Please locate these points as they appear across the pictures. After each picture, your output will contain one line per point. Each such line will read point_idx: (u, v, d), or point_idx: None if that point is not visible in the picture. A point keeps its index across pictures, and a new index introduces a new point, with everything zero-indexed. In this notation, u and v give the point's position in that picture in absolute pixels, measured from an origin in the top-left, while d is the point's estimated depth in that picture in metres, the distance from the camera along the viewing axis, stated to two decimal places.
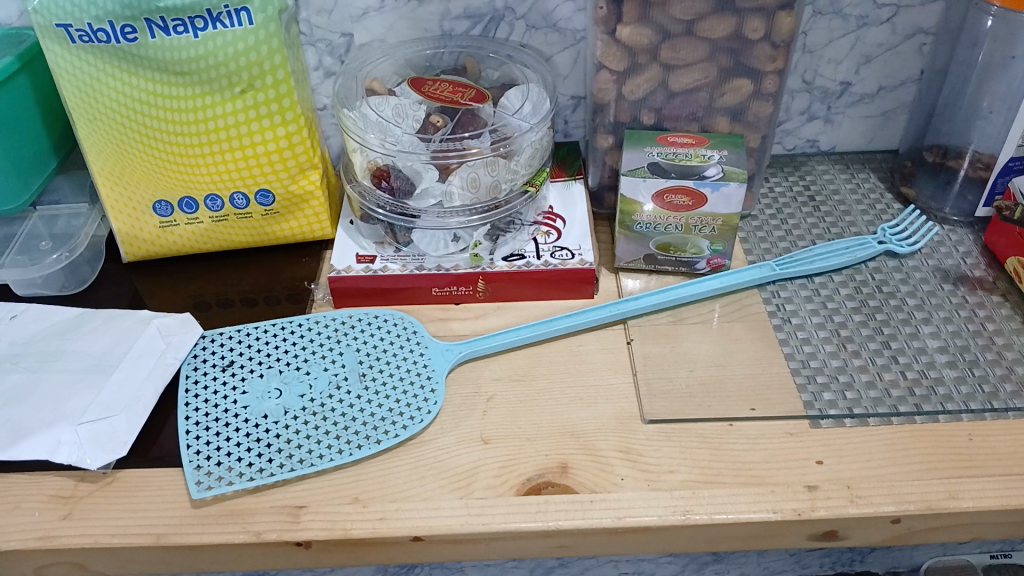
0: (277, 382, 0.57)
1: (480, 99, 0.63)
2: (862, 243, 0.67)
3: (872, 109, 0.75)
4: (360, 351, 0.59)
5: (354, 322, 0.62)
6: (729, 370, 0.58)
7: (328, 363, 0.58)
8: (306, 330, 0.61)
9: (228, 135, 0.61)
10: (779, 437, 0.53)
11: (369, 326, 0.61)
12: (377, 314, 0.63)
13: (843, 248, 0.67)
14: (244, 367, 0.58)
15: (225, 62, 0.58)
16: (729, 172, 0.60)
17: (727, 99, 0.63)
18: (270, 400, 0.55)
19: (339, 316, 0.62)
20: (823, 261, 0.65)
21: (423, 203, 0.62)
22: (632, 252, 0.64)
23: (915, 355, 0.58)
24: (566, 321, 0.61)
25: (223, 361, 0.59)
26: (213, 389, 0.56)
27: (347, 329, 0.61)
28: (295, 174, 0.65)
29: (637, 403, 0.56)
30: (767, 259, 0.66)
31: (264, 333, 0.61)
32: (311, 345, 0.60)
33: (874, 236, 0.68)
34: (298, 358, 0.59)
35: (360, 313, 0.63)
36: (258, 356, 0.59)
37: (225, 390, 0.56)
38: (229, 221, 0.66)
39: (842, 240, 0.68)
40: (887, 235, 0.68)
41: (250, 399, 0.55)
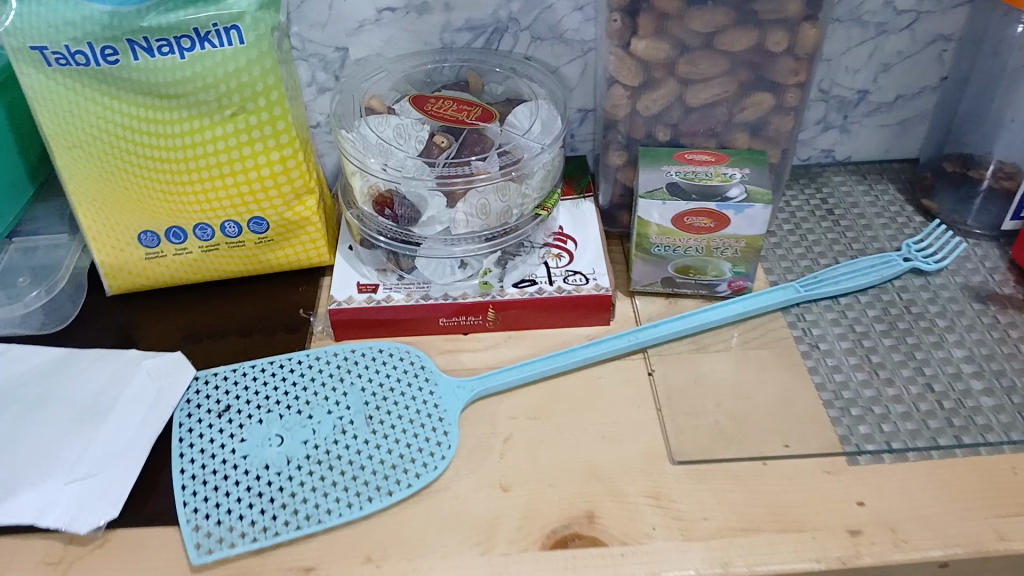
0: (277, 428, 0.53)
1: (487, 117, 0.60)
2: (887, 260, 0.64)
3: (889, 118, 0.72)
4: (366, 391, 0.56)
5: (357, 358, 0.58)
6: (758, 401, 0.55)
7: (332, 404, 0.55)
8: (306, 368, 0.57)
9: (218, 161, 0.57)
10: (815, 476, 0.50)
11: (374, 362, 0.58)
12: (381, 347, 0.59)
13: (867, 266, 0.64)
14: (241, 412, 0.54)
15: (214, 84, 0.54)
16: (753, 192, 0.57)
17: (747, 114, 0.59)
18: (271, 449, 0.52)
19: (342, 352, 0.58)
20: (848, 281, 0.62)
21: (429, 229, 0.57)
22: (650, 276, 0.61)
23: (951, 382, 0.56)
24: (583, 352, 0.58)
25: (219, 405, 0.55)
26: (209, 437, 0.53)
27: (350, 366, 0.57)
28: (290, 200, 0.61)
29: (663, 440, 0.53)
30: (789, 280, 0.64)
31: (261, 371, 0.57)
32: (313, 384, 0.56)
33: (899, 253, 0.65)
34: (299, 400, 0.55)
35: (363, 348, 0.59)
36: (255, 399, 0.55)
37: (222, 437, 0.52)
38: (220, 251, 0.62)
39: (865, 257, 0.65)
40: (912, 253, 0.65)
41: (249, 449, 0.52)
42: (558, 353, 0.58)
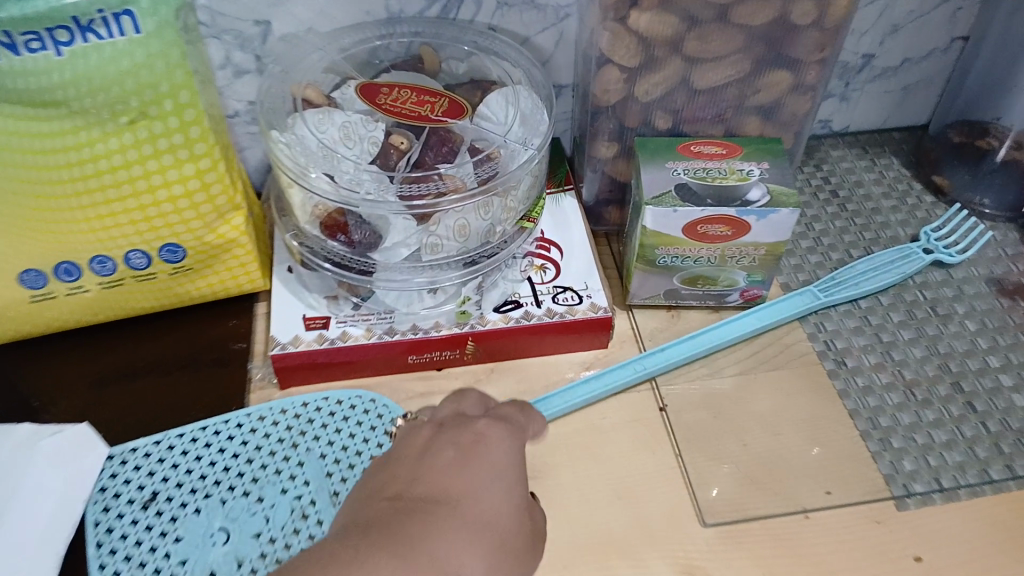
0: (220, 522, 0.43)
1: (455, 112, 0.49)
2: (907, 254, 0.58)
3: (893, 84, 0.64)
4: (326, 459, 0.46)
5: (310, 415, 0.48)
6: (788, 437, 0.48)
7: (286, 482, 0.45)
8: (249, 435, 0.47)
9: (116, 180, 0.44)
10: (863, 528, 0.44)
11: (332, 419, 0.48)
12: (339, 398, 0.49)
13: (887, 262, 0.57)
14: (173, 501, 0.44)
15: (105, 86, 0.41)
16: (777, 193, 0.48)
17: (762, 96, 0.50)
18: (216, 550, 0.42)
19: (291, 408, 0.49)
20: (870, 283, 0.56)
21: (394, 256, 0.46)
22: (652, 289, 0.53)
23: (992, 399, 0.50)
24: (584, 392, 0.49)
25: (144, 494, 0.45)
26: (136, 540, 0.43)
27: (302, 428, 0.48)
28: (211, 221, 0.49)
29: (689, 496, 0.45)
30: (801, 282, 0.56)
31: (193, 444, 0.47)
32: (259, 456, 0.46)
33: (917, 243, 0.58)
34: (244, 479, 0.45)
35: (316, 400, 0.49)
36: (189, 482, 0.45)
37: (152, 539, 0.43)
38: (125, 286, 0.50)
39: (882, 250, 0.58)
40: (933, 243, 0.58)
41: (188, 552, 0.42)
42: (553, 393, 0.49)
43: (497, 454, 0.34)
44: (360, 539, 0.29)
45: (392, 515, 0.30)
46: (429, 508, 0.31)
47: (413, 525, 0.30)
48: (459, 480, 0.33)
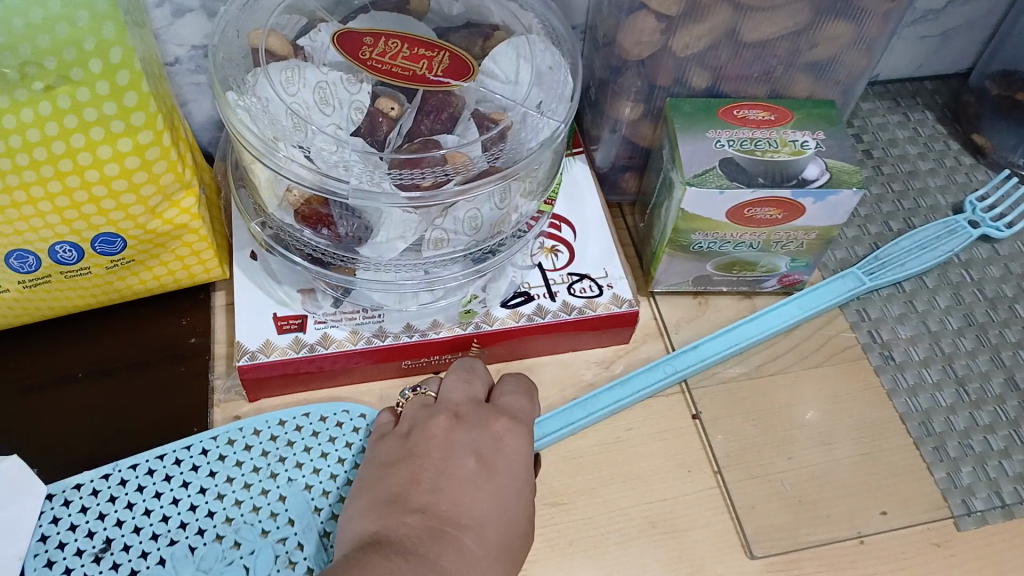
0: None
1: (458, 70, 0.39)
2: (953, 230, 0.52)
3: (933, 28, 0.57)
4: (313, 492, 0.39)
5: (290, 436, 0.41)
6: (836, 446, 0.43)
7: (266, 524, 0.38)
8: (218, 464, 0.39)
9: (31, 161, 0.34)
10: (925, 552, 0.39)
11: (317, 440, 0.41)
12: (323, 414, 0.42)
13: (931, 238, 0.52)
14: (131, 553, 0.37)
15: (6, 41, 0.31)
16: (836, 169, 0.41)
17: (818, 51, 0.42)
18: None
19: (267, 428, 0.41)
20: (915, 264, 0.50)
21: (388, 249, 0.38)
22: (680, 275, 0.46)
23: None
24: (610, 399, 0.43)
25: (95, 545, 0.37)
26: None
27: (282, 453, 0.40)
28: (157, 206, 0.39)
29: (734, 521, 0.40)
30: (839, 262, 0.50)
31: (150, 477, 0.39)
32: (232, 492, 0.39)
33: (960, 217, 0.53)
34: (215, 522, 0.38)
35: (295, 417, 0.41)
36: (149, 527, 0.37)
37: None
38: (51, 284, 0.40)
39: (924, 223, 0.53)
40: (978, 215, 0.53)
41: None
42: (575, 403, 0.43)
43: (517, 519, 0.35)
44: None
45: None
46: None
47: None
48: (488, 532, 0.34)
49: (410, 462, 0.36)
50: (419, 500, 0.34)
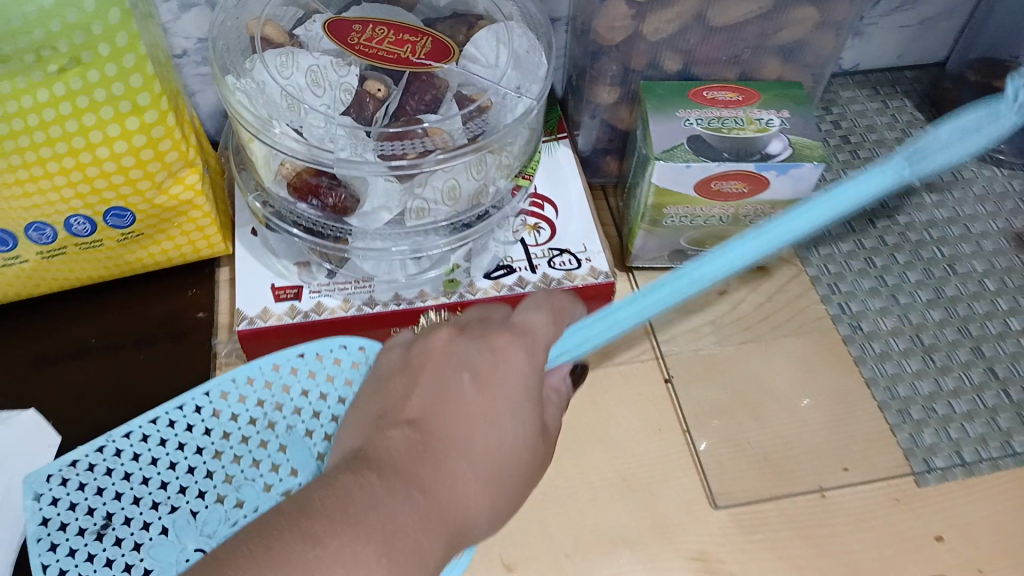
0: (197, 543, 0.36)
1: (440, 53, 0.42)
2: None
3: (911, 18, 0.59)
4: (313, 438, 0.40)
5: (285, 381, 0.41)
6: (801, 410, 0.45)
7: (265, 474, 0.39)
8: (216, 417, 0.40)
9: (47, 138, 0.38)
10: (885, 508, 0.41)
11: (313, 385, 0.41)
12: (318, 354, 0.42)
13: None
14: (134, 526, 0.37)
15: (26, 26, 0.34)
16: (799, 145, 0.43)
17: (784, 35, 0.45)
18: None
19: (263, 377, 0.41)
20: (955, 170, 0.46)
21: (374, 221, 0.41)
22: (656, 250, 0.48)
23: (1013, 364, 0.47)
24: None
25: (96, 521, 0.37)
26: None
27: (273, 400, 0.41)
28: (163, 181, 0.42)
29: (702, 481, 0.42)
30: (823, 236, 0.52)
31: (146, 440, 0.39)
32: (231, 446, 0.39)
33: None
34: (218, 481, 0.38)
35: (288, 359, 0.41)
36: (149, 497, 0.38)
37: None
38: (68, 255, 0.43)
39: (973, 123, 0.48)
40: None
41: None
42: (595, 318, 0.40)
43: (518, 436, 0.32)
44: (369, 535, 0.26)
45: (406, 515, 0.28)
46: (433, 514, 0.29)
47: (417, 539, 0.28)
48: (480, 446, 0.32)
49: (406, 378, 0.35)
50: (409, 417, 0.32)
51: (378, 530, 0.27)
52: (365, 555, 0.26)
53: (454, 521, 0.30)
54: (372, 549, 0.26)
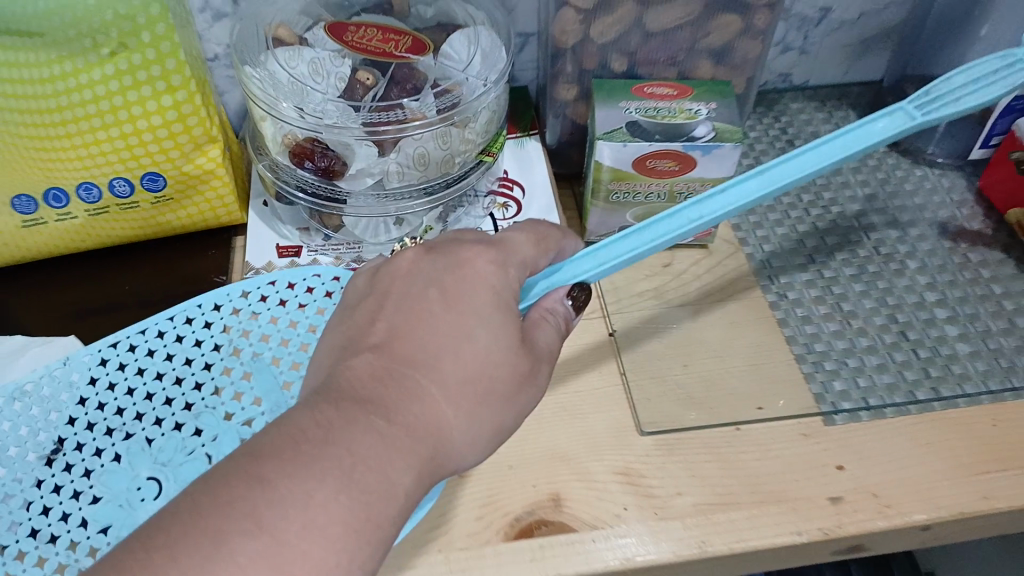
0: (148, 470, 0.44)
1: (418, 49, 0.51)
2: (1011, 63, 0.44)
3: (852, 37, 0.66)
4: (266, 351, 0.49)
5: (254, 309, 0.50)
6: (726, 359, 0.52)
7: (220, 402, 0.47)
8: (169, 350, 0.48)
9: (98, 110, 0.47)
10: (792, 440, 0.47)
11: (275, 308, 0.50)
12: (287, 283, 0.51)
13: (989, 70, 0.43)
14: (86, 454, 0.44)
15: (85, 17, 0.43)
16: (721, 130, 0.51)
17: (712, 39, 0.53)
18: (146, 506, 0.43)
19: (236, 299, 0.50)
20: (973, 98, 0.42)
21: (358, 184, 0.49)
22: (606, 225, 0.56)
23: (925, 329, 0.53)
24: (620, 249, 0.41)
25: (46, 446, 0.44)
26: (47, 503, 0.42)
27: (236, 328, 0.49)
28: (189, 152, 0.51)
29: (629, 411, 0.49)
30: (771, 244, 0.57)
31: (102, 368, 0.47)
32: (187, 376, 0.47)
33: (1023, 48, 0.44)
34: (173, 410, 0.46)
35: (253, 288, 0.51)
36: (124, 415, 0.46)
37: (66, 502, 0.42)
38: (110, 214, 0.52)
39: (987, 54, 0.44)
40: None
41: (113, 515, 0.42)
42: (584, 254, 0.42)
43: (486, 349, 0.35)
44: (326, 469, 0.29)
45: (368, 444, 0.31)
46: (402, 435, 0.32)
47: (383, 462, 0.31)
48: (448, 367, 0.34)
49: (376, 302, 0.38)
50: (375, 342, 0.36)
51: (337, 462, 0.30)
52: (320, 490, 0.29)
53: (427, 435, 0.33)
54: (331, 484, 0.29)
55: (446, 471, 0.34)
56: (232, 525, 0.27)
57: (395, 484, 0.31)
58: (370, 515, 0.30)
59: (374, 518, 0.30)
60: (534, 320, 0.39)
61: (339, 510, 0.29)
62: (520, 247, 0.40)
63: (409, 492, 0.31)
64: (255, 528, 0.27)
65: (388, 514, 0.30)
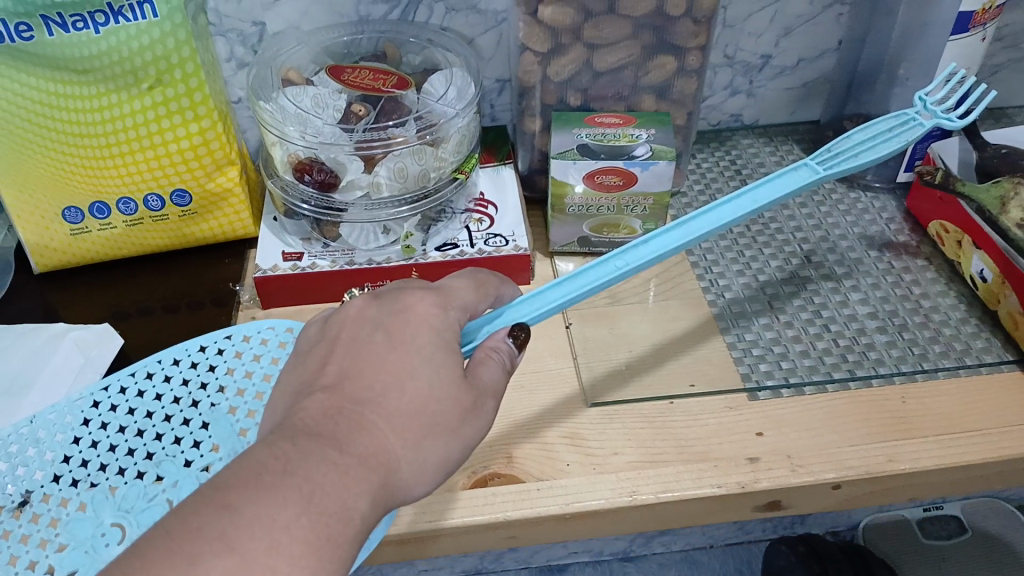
0: (111, 517, 0.50)
1: (403, 86, 0.61)
2: (905, 121, 0.53)
3: (793, 81, 0.75)
4: (225, 403, 0.55)
5: (214, 362, 0.57)
6: (667, 347, 0.59)
7: (180, 450, 0.53)
8: (130, 404, 0.54)
9: (137, 135, 0.58)
10: (719, 412, 0.54)
11: (234, 363, 0.57)
12: (244, 335, 0.58)
13: (883, 131, 0.52)
14: (53, 502, 0.50)
15: (130, 57, 0.54)
16: (658, 151, 0.60)
17: (652, 77, 0.62)
18: (109, 550, 0.48)
19: (197, 355, 0.57)
20: (872, 152, 0.51)
21: (350, 195, 0.59)
22: (567, 236, 0.64)
23: (846, 322, 0.60)
24: (560, 293, 0.47)
25: (14, 499, 0.50)
26: (14, 553, 0.48)
27: (195, 381, 0.56)
28: (211, 172, 0.62)
29: (579, 387, 0.56)
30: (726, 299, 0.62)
31: (67, 423, 0.53)
32: (149, 427, 0.53)
33: (913, 111, 0.53)
34: (135, 460, 0.52)
35: (212, 342, 0.58)
36: (95, 461, 0.52)
37: (34, 551, 0.48)
38: (145, 224, 0.63)
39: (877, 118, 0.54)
40: (933, 108, 0.54)
41: (79, 561, 0.48)
42: (526, 298, 0.47)
43: (426, 386, 0.39)
44: (286, 494, 0.33)
45: (323, 473, 0.35)
46: (354, 464, 0.36)
47: (339, 489, 0.34)
48: (393, 403, 0.38)
49: (328, 347, 0.42)
50: (327, 382, 0.40)
51: (295, 488, 0.34)
52: (282, 514, 0.33)
53: (378, 464, 0.36)
54: (291, 508, 0.33)
55: (399, 495, 0.37)
56: (202, 546, 0.31)
57: (350, 508, 0.34)
58: (329, 534, 0.33)
59: (333, 536, 0.33)
60: (479, 358, 0.42)
61: (300, 531, 0.32)
62: (460, 293, 0.45)
63: (365, 514, 0.35)
64: (225, 548, 0.31)
65: (347, 533, 0.34)
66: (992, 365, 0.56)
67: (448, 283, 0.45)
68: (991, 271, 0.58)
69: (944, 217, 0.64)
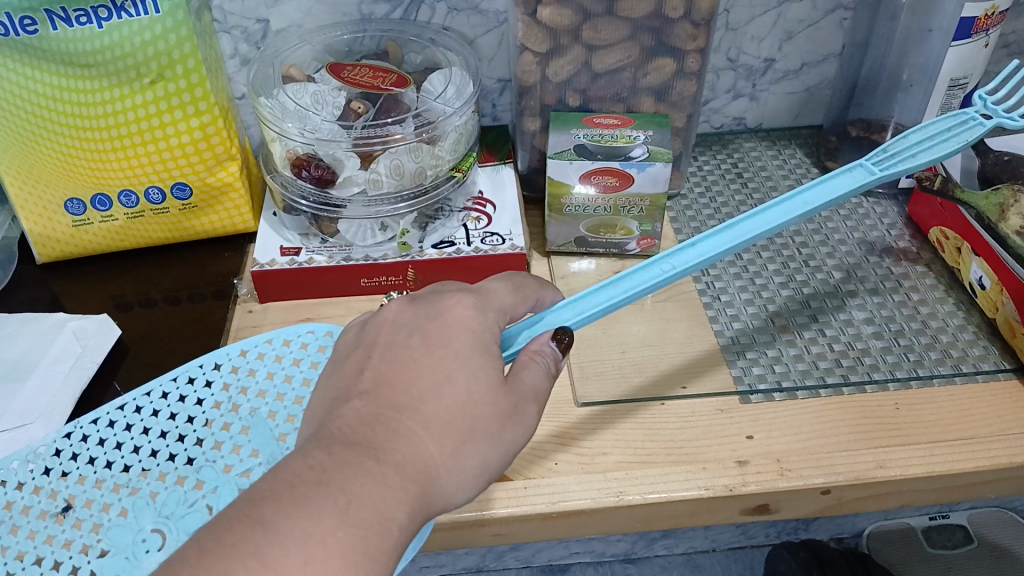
0: (152, 522, 0.49)
1: (401, 83, 0.61)
2: (964, 121, 0.53)
3: (796, 85, 0.75)
4: (265, 406, 0.54)
5: (251, 365, 0.56)
6: (660, 349, 0.59)
7: (219, 455, 0.52)
8: (172, 409, 0.53)
9: (140, 128, 0.58)
10: (709, 414, 0.54)
11: (274, 367, 0.56)
12: (285, 339, 0.57)
13: (942, 130, 0.52)
14: (93, 509, 0.49)
15: (133, 52, 0.55)
16: (655, 153, 0.59)
17: (651, 78, 0.62)
18: (150, 557, 0.48)
19: (237, 360, 0.56)
20: (927, 154, 0.50)
21: (346, 191, 0.59)
22: (564, 235, 0.64)
23: (843, 328, 0.60)
24: (600, 301, 0.47)
25: (57, 504, 0.49)
26: (57, 559, 0.47)
27: (234, 386, 0.55)
28: (212, 166, 0.62)
29: (570, 387, 0.56)
30: (753, 316, 0.61)
31: (110, 428, 0.52)
32: (190, 432, 0.53)
33: (973, 110, 0.53)
34: (175, 465, 0.51)
35: (251, 347, 0.57)
36: (136, 465, 0.51)
37: (76, 557, 0.47)
38: (145, 217, 0.64)
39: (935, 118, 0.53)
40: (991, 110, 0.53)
41: (120, 567, 0.47)
42: (565, 304, 0.47)
43: (463, 391, 0.38)
44: (320, 507, 0.32)
45: (360, 483, 0.33)
46: (391, 473, 0.34)
47: (376, 498, 0.33)
48: (430, 408, 0.37)
49: (363, 352, 0.41)
50: (362, 389, 0.38)
51: (330, 500, 0.32)
52: (317, 527, 0.31)
53: (417, 472, 0.35)
54: (327, 521, 0.31)
55: (438, 504, 0.36)
56: (236, 564, 0.30)
57: (388, 518, 0.33)
58: (365, 548, 0.32)
59: (371, 550, 0.32)
60: (522, 361, 0.41)
61: (336, 545, 0.31)
62: (497, 295, 0.44)
63: (402, 526, 0.34)
64: (258, 564, 0.30)
65: (384, 545, 0.33)
66: (989, 373, 0.56)
67: (484, 283, 0.44)
68: (989, 279, 0.58)
69: (945, 223, 0.63)
